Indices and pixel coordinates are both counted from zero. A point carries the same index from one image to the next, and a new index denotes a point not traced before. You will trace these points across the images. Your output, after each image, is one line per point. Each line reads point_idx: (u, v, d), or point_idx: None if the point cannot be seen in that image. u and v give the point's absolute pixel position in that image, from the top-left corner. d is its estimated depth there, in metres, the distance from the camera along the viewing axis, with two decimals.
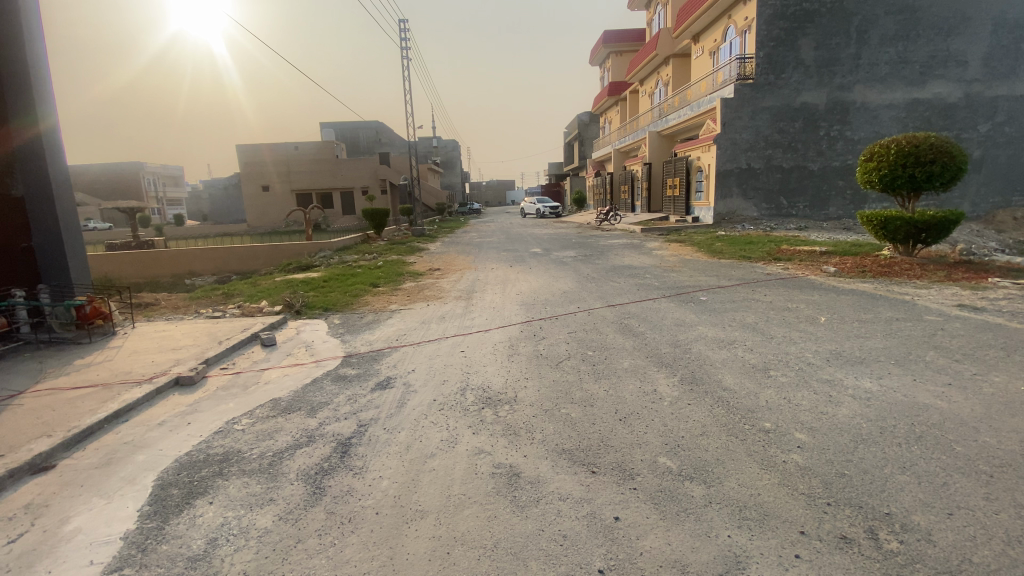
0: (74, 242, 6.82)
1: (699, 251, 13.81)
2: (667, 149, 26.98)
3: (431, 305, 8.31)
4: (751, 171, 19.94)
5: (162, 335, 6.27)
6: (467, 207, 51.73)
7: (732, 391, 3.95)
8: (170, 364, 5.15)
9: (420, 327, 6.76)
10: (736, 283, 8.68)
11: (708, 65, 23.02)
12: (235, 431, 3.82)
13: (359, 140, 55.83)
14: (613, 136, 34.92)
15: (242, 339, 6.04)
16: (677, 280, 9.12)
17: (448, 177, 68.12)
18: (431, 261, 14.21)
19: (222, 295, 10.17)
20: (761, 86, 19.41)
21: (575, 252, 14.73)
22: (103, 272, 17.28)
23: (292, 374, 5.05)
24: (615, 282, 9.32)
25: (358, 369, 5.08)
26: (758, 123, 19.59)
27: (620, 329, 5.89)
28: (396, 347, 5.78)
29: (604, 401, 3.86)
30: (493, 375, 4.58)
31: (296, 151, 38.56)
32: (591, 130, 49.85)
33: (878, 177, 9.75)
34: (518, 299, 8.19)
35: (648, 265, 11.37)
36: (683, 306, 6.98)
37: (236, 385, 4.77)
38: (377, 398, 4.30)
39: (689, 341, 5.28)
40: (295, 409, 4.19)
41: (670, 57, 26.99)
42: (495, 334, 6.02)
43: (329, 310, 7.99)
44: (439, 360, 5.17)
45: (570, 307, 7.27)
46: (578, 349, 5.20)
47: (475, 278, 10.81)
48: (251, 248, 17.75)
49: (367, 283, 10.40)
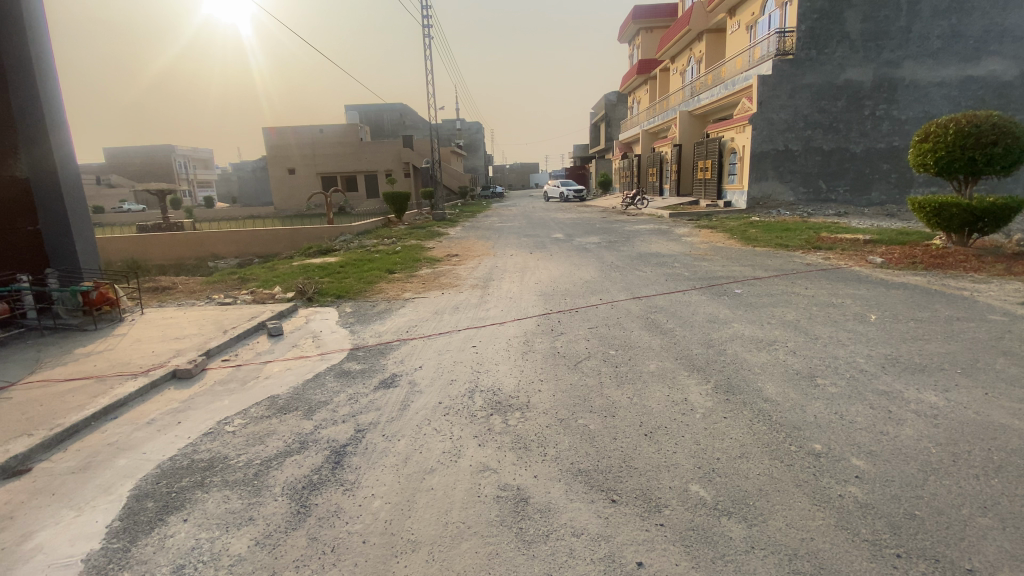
0: (81, 225, 6.74)
1: (731, 237, 13.09)
2: (698, 130, 25.85)
3: (446, 293, 7.96)
4: (788, 153, 18.84)
5: (168, 323, 6.10)
6: (490, 190, 51.18)
7: (775, 403, 3.48)
8: (170, 355, 4.95)
9: (431, 318, 6.41)
10: (773, 274, 8.05)
11: (745, 41, 21.75)
12: (225, 434, 3.55)
13: (383, 122, 55.65)
14: (642, 117, 33.71)
15: (248, 329, 5.80)
16: (708, 270, 8.53)
17: (472, 160, 67.53)
18: (450, 246, 13.87)
19: (239, 280, 10.05)
20: (801, 62, 18.20)
21: (599, 238, 14.16)
22: (131, 254, 17.55)
23: (294, 368, 4.77)
24: (641, 271, 8.79)
25: (363, 364, 4.76)
26: (797, 102, 18.43)
27: (646, 325, 5.41)
28: (405, 340, 5.44)
29: (627, 411, 3.44)
30: (505, 375, 4.21)
31: (321, 134, 38.31)
32: (618, 111, 48.40)
33: (933, 160, 8.81)
34: (536, 289, 7.77)
35: (676, 253, 10.76)
36: (715, 300, 6.44)
37: (234, 379, 4.52)
38: (380, 397, 3.98)
39: (723, 342, 4.78)
40: (292, 408, 3.90)
41: (703, 32, 25.66)
42: (510, 328, 5.62)
43: (342, 297, 7.72)
44: (449, 356, 4.82)
45: (591, 299, 6.81)
46: (598, 347, 4.77)
47: (494, 265, 10.41)
48: (274, 231, 17.74)
49: (383, 269, 10.12)
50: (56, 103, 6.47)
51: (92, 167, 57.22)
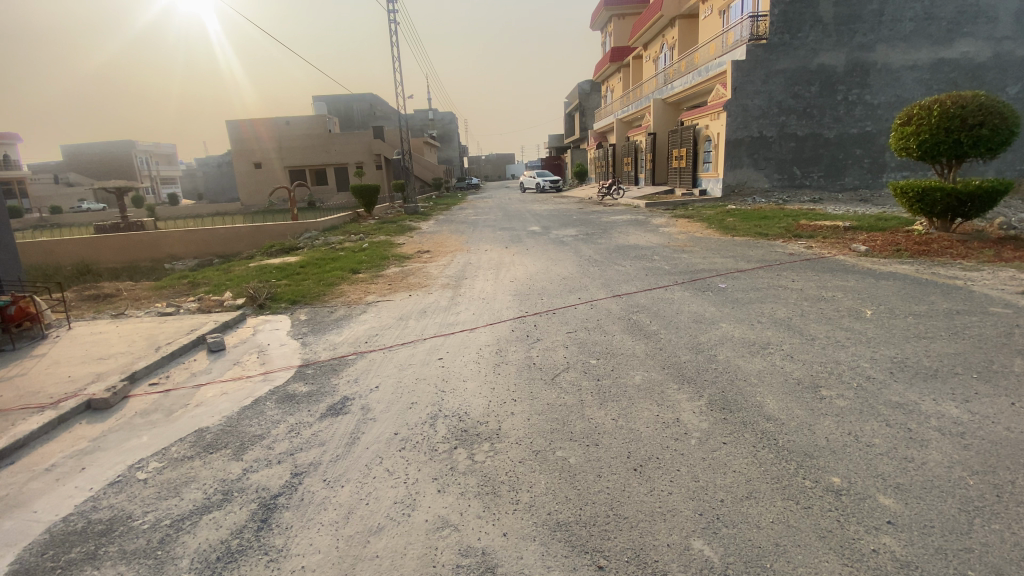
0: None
1: (710, 227, 12.78)
2: (673, 117, 25.57)
3: (413, 295, 7.39)
4: (764, 139, 18.64)
5: (94, 339, 5.38)
6: (465, 182, 50.31)
7: (779, 424, 3.03)
8: (86, 381, 4.27)
9: (394, 325, 5.82)
10: (757, 265, 7.69)
11: (718, 26, 21.43)
12: (135, 483, 2.94)
13: (353, 114, 54.08)
14: (616, 105, 33.32)
15: (185, 344, 5.13)
16: (689, 263, 8.13)
17: (446, 151, 66.32)
18: (421, 242, 13.23)
19: (189, 285, 9.26)
20: (775, 46, 17.73)
21: (577, 231, 13.72)
22: (80, 257, 16.36)
23: (232, 392, 4.14)
24: (621, 265, 8.35)
25: (311, 386, 4.17)
26: (772, 87, 18.21)
27: (628, 328, 4.95)
28: (362, 353, 4.86)
29: (612, 437, 2.96)
30: (472, 395, 3.68)
31: (288, 126, 36.83)
32: (592, 100, 47.95)
33: (916, 144, 8.59)
34: (510, 288, 7.25)
35: (655, 245, 10.36)
36: (700, 296, 6.02)
37: (158, 409, 3.88)
38: (327, 429, 3.41)
39: (713, 346, 4.33)
40: (222, 446, 3.31)
41: (676, 18, 25.30)
42: (480, 335, 5.08)
43: (297, 303, 7.06)
44: (411, 372, 4.26)
45: (569, 298, 6.33)
46: (577, 357, 4.27)
47: (466, 262, 9.84)
48: (234, 229, 16.77)
49: (346, 269, 9.44)
50: None
51: (45, 164, 54.23)
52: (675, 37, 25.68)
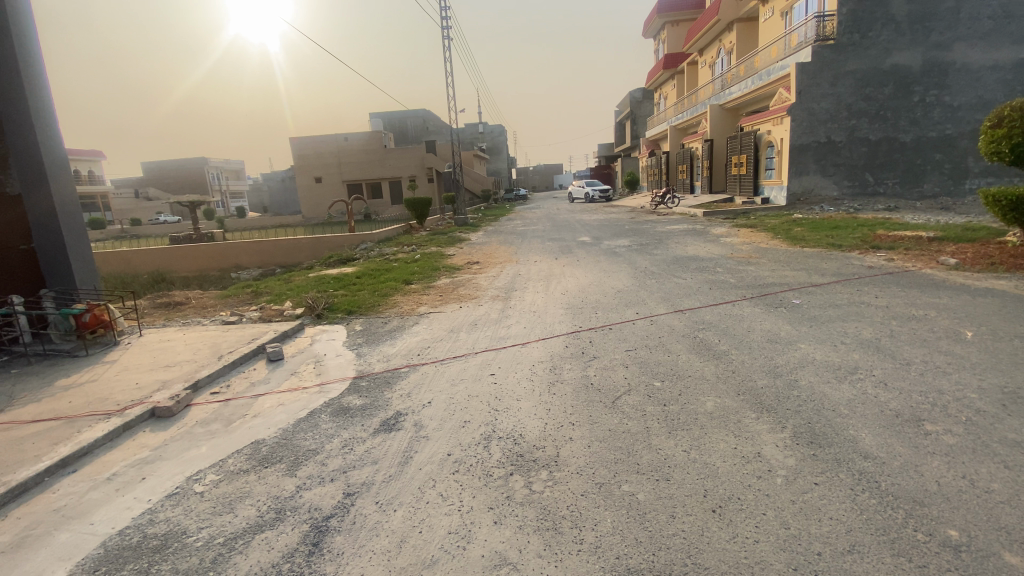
0: (78, 243, 6.37)
1: (775, 237, 12.05)
2: (730, 124, 24.61)
3: (464, 306, 7.33)
4: (832, 145, 17.54)
5: (163, 347, 5.62)
6: (514, 194, 50.64)
7: (881, 464, 2.66)
8: (153, 389, 4.42)
9: (446, 337, 5.75)
10: (833, 280, 7.09)
11: (780, 28, 20.48)
12: (192, 496, 2.96)
13: (407, 129, 55.81)
14: (669, 113, 32.52)
15: (245, 354, 5.25)
16: (756, 276, 7.62)
17: (495, 163, 67.13)
18: (471, 253, 13.26)
19: (252, 294, 9.65)
20: (843, 47, 16.86)
21: (629, 241, 13.32)
22: (156, 266, 17.55)
23: (288, 403, 4.16)
24: (679, 278, 7.96)
25: (365, 399, 4.11)
26: (841, 89, 17.13)
27: (693, 347, 4.62)
28: (415, 366, 4.79)
29: (684, 472, 2.70)
30: (529, 416, 3.50)
31: (346, 142, 38.26)
32: (644, 108, 47.16)
33: (1009, 148, 7.70)
34: (562, 301, 7.04)
35: (716, 256, 9.85)
36: (772, 313, 5.59)
37: (217, 419, 3.94)
38: (380, 446, 3.31)
39: (792, 370, 3.94)
40: (276, 460, 3.28)
41: (733, 22, 24.46)
42: (533, 351, 4.90)
43: (352, 313, 7.15)
44: (464, 387, 4.14)
45: (626, 312, 6.05)
46: (639, 378, 3.99)
47: (517, 273, 9.72)
48: (295, 240, 17.50)
49: (399, 280, 9.54)
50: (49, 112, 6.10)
51: (131, 181, 59.22)
52: (733, 41, 24.80)
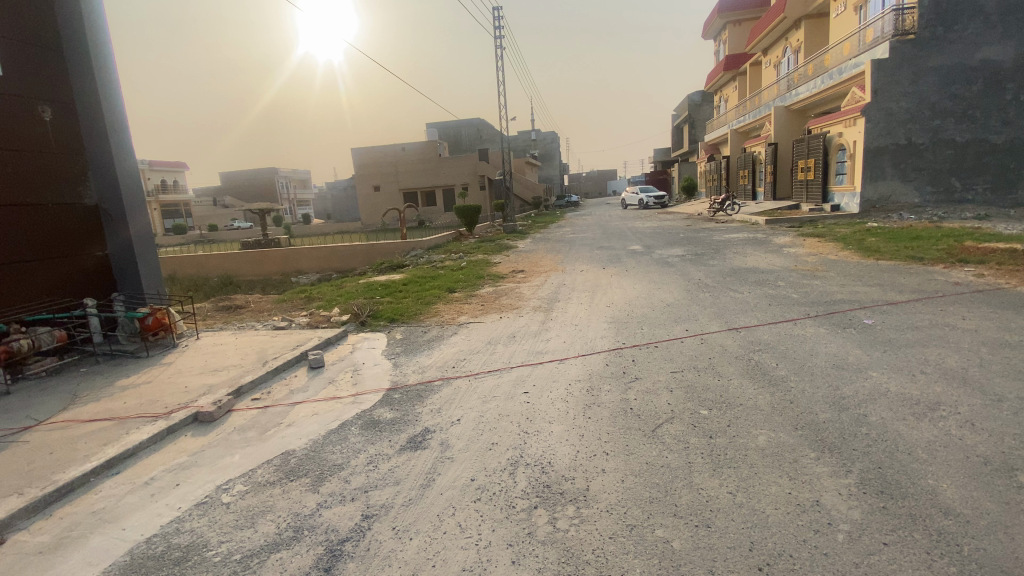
0: (147, 251, 6.81)
1: (845, 248, 11.11)
2: (797, 126, 23.20)
3: (505, 317, 7.20)
4: (912, 147, 16.07)
5: (214, 350, 5.86)
6: (566, 201, 50.29)
7: (965, 524, 2.25)
8: (199, 393, 4.59)
9: (482, 349, 5.63)
10: (913, 297, 6.38)
11: (853, 23, 19.10)
12: (218, 506, 2.98)
13: (462, 137, 56.91)
14: (730, 116, 31.13)
15: (288, 360, 5.36)
16: (823, 291, 7.00)
17: (549, 170, 66.98)
18: (517, 261, 13.16)
19: (304, 299, 9.99)
20: (927, 40, 15.44)
21: (683, 250, 12.75)
22: (225, 270, 18.72)
23: (323, 413, 4.17)
24: (735, 291, 7.45)
25: (396, 412, 4.06)
26: (923, 87, 15.69)
27: (746, 372, 4.23)
28: (448, 380, 4.69)
29: (727, 519, 2.41)
30: (559, 442, 3.29)
31: (403, 152, 39.67)
32: (703, 112, 45.53)
33: None
34: (606, 314, 6.77)
35: (777, 268, 9.20)
36: (839, 335, 5.07)
37: (253, 427, 4.01)
38: (405, 465, 3.22)
39: (861, 404, 3.50)
40: (302, 473, 3.27)
41: (801, 19, 23.09)
42: (571, 368, 4.67)
43: (394, 321, 7.18)
44: (496, 405, 3.99)
45: (673, 328, 5.69)
46: (683, 404, 3.68)
47: (561, 283, 9.50)
48: (350, 247, 18.11)
49: (443, 288, 9.56)
50: (124, 131, 6.58)
51: (210, 190, 63.86)
52: (800, 39, 23.41)
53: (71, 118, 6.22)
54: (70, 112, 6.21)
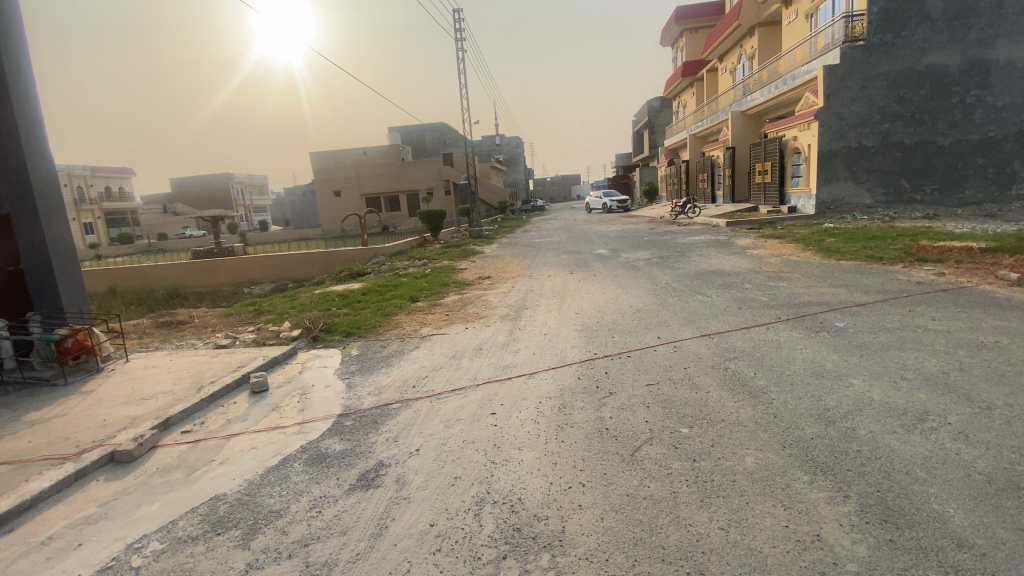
0: (68, 265, 6.06)
1: (807, 249, 11.28)
2: (753, 130, 23.82)
3: (470, 327, 6.82)
4: (863, 150, 16.65)
5: (144, 375, 5.23)
6: (530, 205, 50.36)
7: (980, 557, 2.05)
8: (120, 427, 4.01)
9: (446, 364, 5.23)
10: (879, 298, 6.38)
11: (804, 30, 19.74)
12: (124, 573, 2.48)
13: (425, 142, 56.19)
14: (689, 121, 31.76)
15: (227, 385, 4.81)
16: (791, 293, 6.95)
17: (512, 175, 67.00)
18: (483, 267, 12.78)
19: (254, 313, 9.30)
20: (875, 47, 16.03)
21: (649, 254, 12.68)
22: (172, 281, 17.62)
23: (262, 447, 3.69)
24: (704, 295, 7.32)
25: (346, 443, 3.62)
26: (871, 93, 16.28)
27: (724, 383, 4.01)
28: (408, 402, 4.26)
29: (720, 562, 2.12)
30: (529, 472, 2.95)
31: (365, 156, 38.69)
32: (663, 117, 46.46)
33: None
34: (576, 321, 6.49)
35: (743, 270, 9.18)
36: (814, 339, 4.94)
37: (179, 467, 3.49)
38: (355, 510, 2.79)
39: (847, 416, 3.31)
40: (233, 524, 2.80)
41: (755, 26, 23.76)
42: (541, 384, 4.34)
43: (350, 336, 6.67)
44: (460, 430, 3.62)
45: (646, 336, 5.46)
46: (662, 423, 3.40)
47: (529, 290, 9.19)
48: (308, 254, 17.30)
49: (405, 297, 9.09)
50: (40, 131, 5.82)
51: (159, 197, 60.68)
52: (755, 45, 24.08)
53: None
54: None
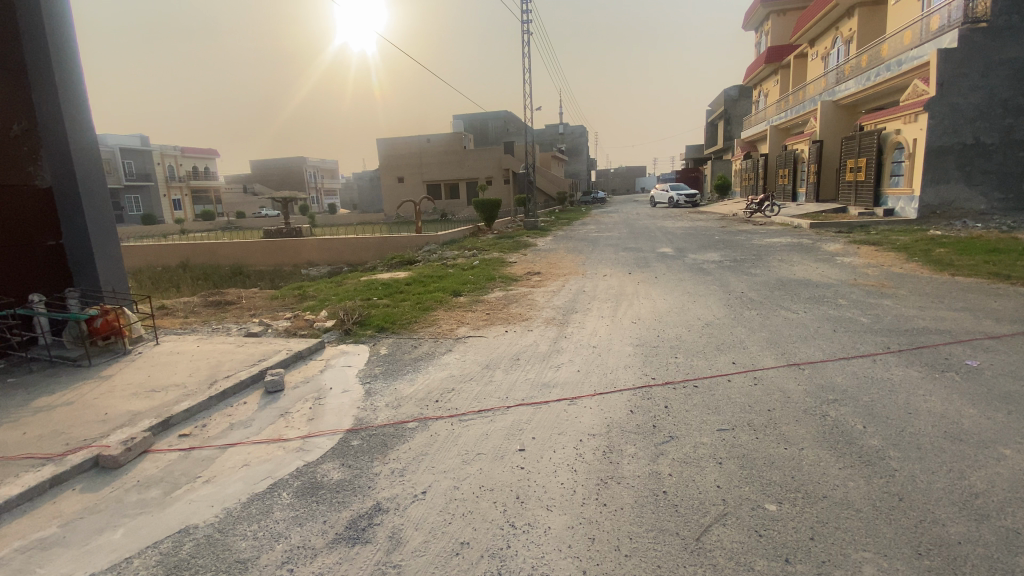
0: (107, 242, 5.94)
1: (913, 259, 9.66)
2: (846, 122, 21.36)
3: (512, 331, 6.15)
4: (981, 148, 14.30)
5: (165, 363, 4.99)
6: (591, 198, 49.12)
7: None
8: (117, 424, 3.70)
9: (476, 376, 4.57)
10: (1020, 329, 5.07)
11: (916, 8, 17.21)
12: None
13: (488, 130, 55.93)
14: (771, 111, 29.18)
15: (240, 383, 4.42)
16: (899, 316, 5.71)
17: (575, 165, 65.45)
18: (534, 261, 12.09)
19: (298, 297, 9.13)
20: (1006, 27, 13.63)
21: (720, 256, 11.44)
22: (237, 259, 18.30)
23: (255, 465, 3.23)
24: (787, 311, 6.23)
25: (346, 471, 3.07)
26: (996, 81, 13.93)
27: (824, 438, 3.08)
28: (426, 421, 3.66)
29: None
30: (556, 550, 2.25)
31: (428, 143, 38.89)
32: (740, 107, 43.36)
33: None
34: (631, 333, 5.64)
35: (833, 282, 7.89)
36: (939, 383, 3.84)
37: (160, 482, 3.10)
38: (332, 575, 2.21)
39: (1008, 510, 2.34)
40: (190, 571, 2.31)
41: (855, 5, 21.17)
42: (584, 415, 3.60)
43: (383, 331, 6.18)
44: (479, 469, 2.96)
45: (716, 360, 4.56)
46: (739, 492, 2.60)
47: (580, 291, 8.39)
48: (363, 239, 17.33)
49: (447, 290, 8.56)
50: (82, 104, 5.68)
51: (240, 178, 64.52)
52: (853, 27, 21.49)
53: (21, 85, 5.32)
54: (19, 79, 5.30)
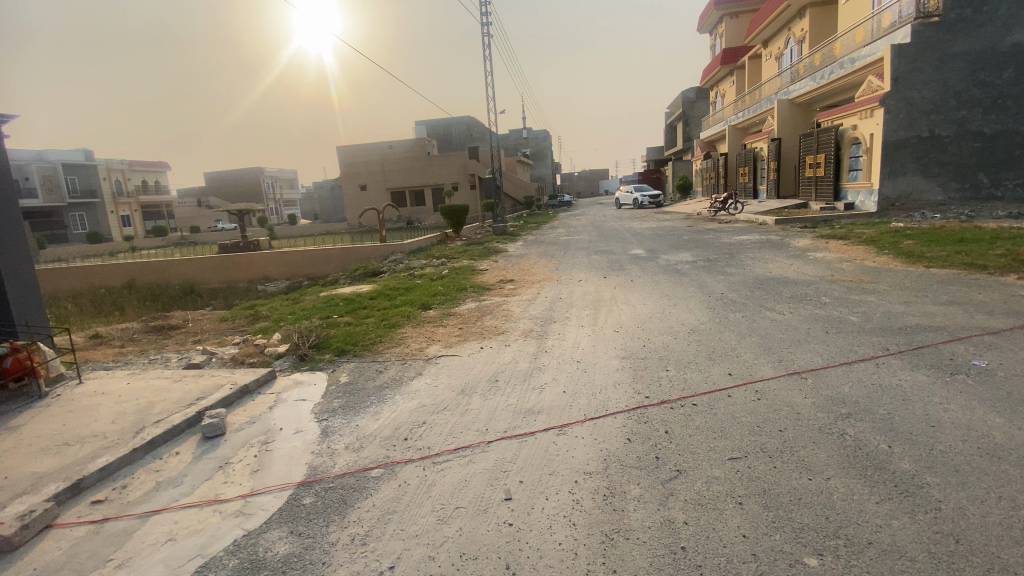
0: (20, 267, 5.14)
1: (883, 252, 9.69)
2: (803, 120, 21.85)
3: (487, 347, 5.65)
4: (935, 140, 14.71)
5: (86, 407, 4.25)
6: (557, 201, 49.13)
7: None
8: (14, 493, 3.01)
9: (451, 405, 4.04)
10: (1012, 322, 4.93)
11: (865, 8, 17.69)
12: None
13: (451, 136, 55.30)
14: (729, 111, 29.74)
15: (175, 428, 3.76)
16: (889, 314, 5.52)
17: (539, 169, 65.54)
18: (505, 268, 11.64)
19: (251, 318, 8.38)
20: (952, 24, 14.09)
21: (694, 255, 11.29)
22: (188, 277, 17.11)
23: (182, 540, 2.62)
24: (774, 312, 5.96)
25: (296, 541, 2.52)
26: (946, 75, 14.35)
27: (848, 466, 2.72)
28: (392, 467, 3.13)
29: None
30: None
31: (391, 150, 38.00)
32: (698, 108, 44.32)
33: None
34: (616, 345, 5.23)
35: (813, 279, 7.74)
36: (954, 389, 3.55)
37: (59, 572, 2.46)
38: None
39: None
40: None
41: (806, 6, 21.72)
42: (576, 447, 3.14)
43: (344, 354, 5.58)
44: (458, 531, 2.46)
45: (711, 373, 4.18)
46: (771, 543, 2.19)
47: (557, 298, 7.97)
48: (324, 251, 16.48)
49: (414, 304, 7.99)
50: None
51: (193, 191, 61.59)
52: (806, 28, 22.05)
53: None
54: None
